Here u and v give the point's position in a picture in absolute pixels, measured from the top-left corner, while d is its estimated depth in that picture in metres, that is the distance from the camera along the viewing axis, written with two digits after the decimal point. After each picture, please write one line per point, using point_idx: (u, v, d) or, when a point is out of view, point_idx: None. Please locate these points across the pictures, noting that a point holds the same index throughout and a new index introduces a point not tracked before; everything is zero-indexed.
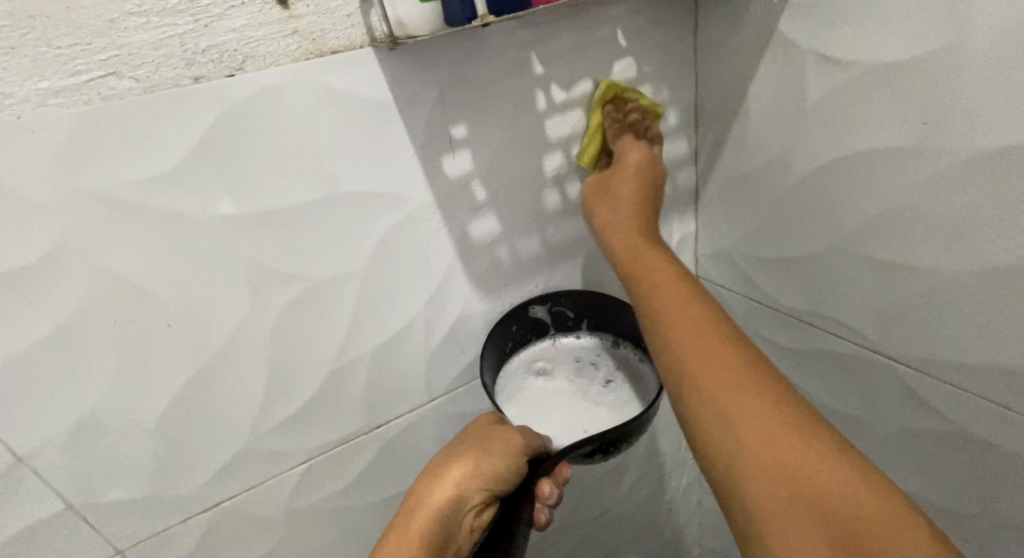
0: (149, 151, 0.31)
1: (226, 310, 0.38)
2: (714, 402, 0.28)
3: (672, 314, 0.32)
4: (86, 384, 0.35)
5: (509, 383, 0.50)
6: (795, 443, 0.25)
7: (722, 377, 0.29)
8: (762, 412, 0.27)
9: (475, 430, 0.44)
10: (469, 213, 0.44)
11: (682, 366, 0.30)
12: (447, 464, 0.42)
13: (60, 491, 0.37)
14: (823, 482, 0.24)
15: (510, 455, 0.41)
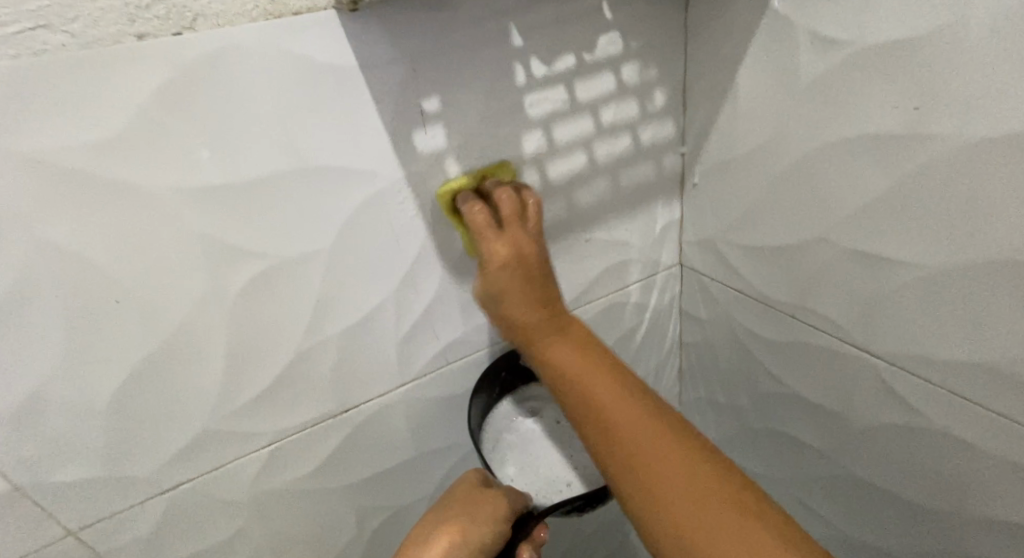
0: (89, 114, 0.29)
1: (182, 288, 0.36)
2: (636, 444, 0.34)
3: (578, 382, 0.37)
4: (28, 363, 0.33)
5: (496, 425, 0.54)
6: (709, 509, 0.30)
7: (641, 435, 0.34)
8: (661, 456, 0.33)
9: (460, 493, 0.44)
10: (444, 193, 0.43)
11: (610, 432, 0.35)
12: (431, 534, 0.41)
13: (6, 472, 0.35)
14: (725, 532, 0.29)
15: (496, 522, 0.42)
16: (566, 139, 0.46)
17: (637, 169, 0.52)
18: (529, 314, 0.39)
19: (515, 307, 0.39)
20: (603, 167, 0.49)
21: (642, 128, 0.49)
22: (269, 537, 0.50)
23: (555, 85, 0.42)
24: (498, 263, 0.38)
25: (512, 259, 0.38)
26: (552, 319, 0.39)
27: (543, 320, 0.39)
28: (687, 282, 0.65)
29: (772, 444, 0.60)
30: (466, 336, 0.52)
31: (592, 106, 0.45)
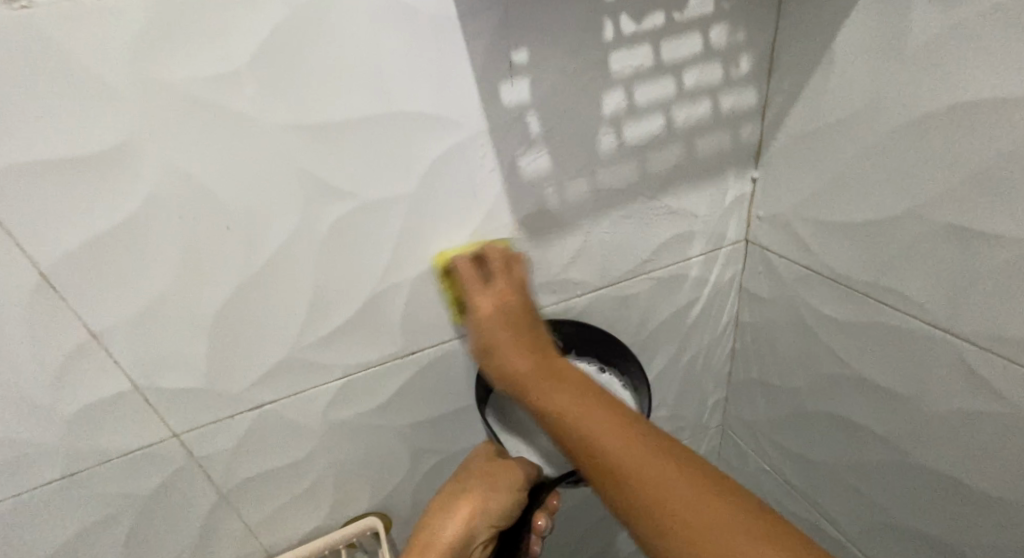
0: (216, 48, 0.32)
1: (281, 220, 0.39)
2: (607, 443, 0.35)
3: (566, 403, 0.37)
4: (152, 276, 0.37)
5: (500, 402, 0.53)
6: (669, 477, 0.32)
7: (606, 430, 0.35)
8: (631, 460, 0.34)
9: (478, 468, 0.49)
10: (523, 148, 0.44)
11: (629, 486, 0.33)
12: (452, 501, 0.47)
13: (128, 372, 0.40)
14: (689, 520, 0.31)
15: (514, 490, 0.47)
16: (646, 101, 0.46)
17: (713, 136, 0.51)
18: (521, 368, 0.40)
19: (512, 361, 0.40)
20: (679, 132, 0.49)
21: (724, 94, 0.49)
22: (335, 463, 0.54)
23: (642, 43, 0.42)
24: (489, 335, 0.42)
25: (491, 311, 0.42)
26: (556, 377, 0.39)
27: (527, 349, 0.41)
28: (753, 259, 0.64)
29: (829, 426, 0.60)
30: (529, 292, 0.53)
31: (676, 67, 0.45)
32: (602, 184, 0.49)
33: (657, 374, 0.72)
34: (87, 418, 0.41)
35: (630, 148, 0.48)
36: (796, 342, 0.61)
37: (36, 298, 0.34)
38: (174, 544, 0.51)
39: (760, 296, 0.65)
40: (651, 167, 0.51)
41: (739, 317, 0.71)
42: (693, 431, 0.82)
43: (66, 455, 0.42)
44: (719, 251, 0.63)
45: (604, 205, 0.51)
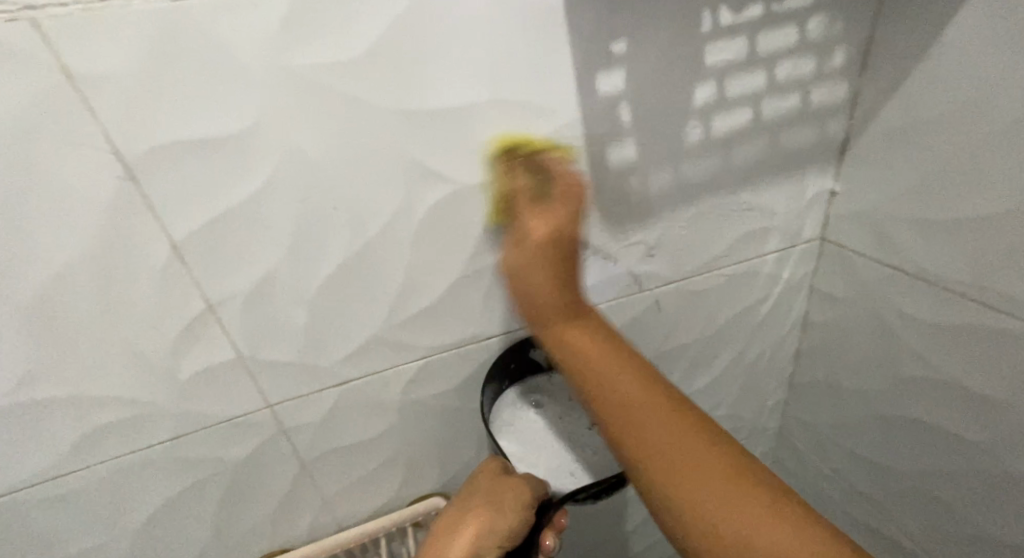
0: (344, 35, 0.33)
1: (384, 202, 0.41)
2: (650, 437, 0.35)
3: (596, 374, 0.39)
4: (267, 251, 0.39)
5: (506, 414, 0.54)
6: (689, 454, 0.34)
7: (652, 422, 0.36)
8: (663, 434, 0.35)
9: (484, 482, 0.45)
10: (613, 138, 0.44)
11: (644, 457, 0.35)
12: (460, 521, 0.44)
13: (235, 343, 0.43)
14: (705, 497, 0.32)
15: (522, 509, 0.42)
16: (736, 93, 0.46)
17: (799, 130, 0.51)
18: (545, 301, 0.41)
19: (537, 280, 0.41)
20: (766, 125, 0.49)
21: (814, 88, 0.48)
22: (409, 441, 0.56)
23: (738, 34, 0.42)
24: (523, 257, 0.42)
25: (547, 238, 0.41)
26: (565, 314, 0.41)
27: (554, 303, 0.41)
28: (827, 257, 0.63)
29: (909, 431, 0.59)
30: (603, 282, 0.54)
31: (770, 60, 0.44)
32: (684, 176, 0.50)
33: (720, 372, 0.72)
34: (197, 384, 0.43)
35: (716, 141, 0.48)
36: (873, 343, 0.60)
37: (167, 268, 0.37)
38: (259, 510, 0.54)
39: (834, 295, 0.64)
40: (734, 160, 0.51)
41: (807, 317, 0.70)
42: (751, 432, 0.81)
43: (176, 418, 0.44)
44: (793, 248, 0.62)
45: (683, 197, 0.51)
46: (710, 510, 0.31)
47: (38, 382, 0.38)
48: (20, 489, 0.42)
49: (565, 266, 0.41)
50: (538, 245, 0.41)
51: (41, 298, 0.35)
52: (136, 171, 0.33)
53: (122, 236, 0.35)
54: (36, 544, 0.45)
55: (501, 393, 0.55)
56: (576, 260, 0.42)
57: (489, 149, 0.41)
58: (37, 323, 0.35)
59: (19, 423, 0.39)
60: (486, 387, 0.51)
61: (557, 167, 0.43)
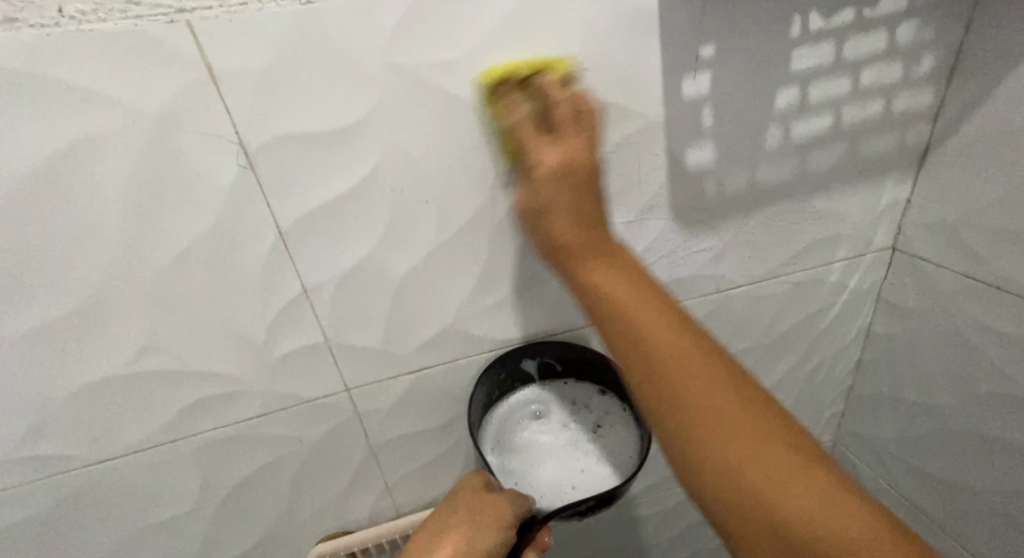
0: (451, 36, 0.35)
1: (471, 197, 0.42)
2: (693, 423, 0.30)
3: (630, 325, 0.33)
4: (361, 240, 0.41)
5: (497, 426, 0.51)
6: (753, 440, 0.28)
7: (695, 389, 0.30)
8: (714, 404, 0.29)
9: (464, 500, 0.45)
10: (693, 140, 0.45)
11: (687, 433, 0.30)
12: (438, 538, 0.43)
13: (321, 328, 0.45)
14: (784, 487, 0.27)
15: (501, 528, 0.41)
16: (819, 98, 0.46)
17: (879, 137, 0.50)
18: (571, 236, 0.35)
19: (585, 205, 0.35)
20: (846, 131, 0.49)
21: (897, 94, 0.48)
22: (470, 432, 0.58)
23: (827, 39, 0.43)
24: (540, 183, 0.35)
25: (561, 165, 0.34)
26: (601, 248, 0.35)
27: (597, 237, 0.35)
28: (897, 266, 0.62)
29: (985, 449, 0.58)
30: (669, 284, 0.55)
31: (856, 65, 0.45)
32: (760, 179, 0.50)
33: (778, 380, 0.71)
34: (284, 365, 0.45)
35: (794, 146, 0.48)
36: (949, 354, 0.59)
37: (272, 253, 0.39)
38: (326, 493, 0.56)
39: (903, 306, 0.62)
40: (810, 165, 0.51)
41: (871, 328, 0.68)
42: None
43: (262, 398, 0.46)
44: (863, 257, 0.61)
45: (757, 201, 0.51)
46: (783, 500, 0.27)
47: (149, 354, 0.40)
48: (121, 456, 0.45)
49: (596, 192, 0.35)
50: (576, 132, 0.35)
51: (162, 275, 0.37)
52: (255, 160, 0.35)
53: (237, 221, 0.37)
54: (128, 510, 0.48)
55: (491, 406, 0.53)
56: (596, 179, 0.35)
57: (480, 87, 0.37)
58: (155, 298, 0.38)
59: (128, 392, 0.41)
60: (473, 395, 0.49)
61: (555, 92, 0.36)
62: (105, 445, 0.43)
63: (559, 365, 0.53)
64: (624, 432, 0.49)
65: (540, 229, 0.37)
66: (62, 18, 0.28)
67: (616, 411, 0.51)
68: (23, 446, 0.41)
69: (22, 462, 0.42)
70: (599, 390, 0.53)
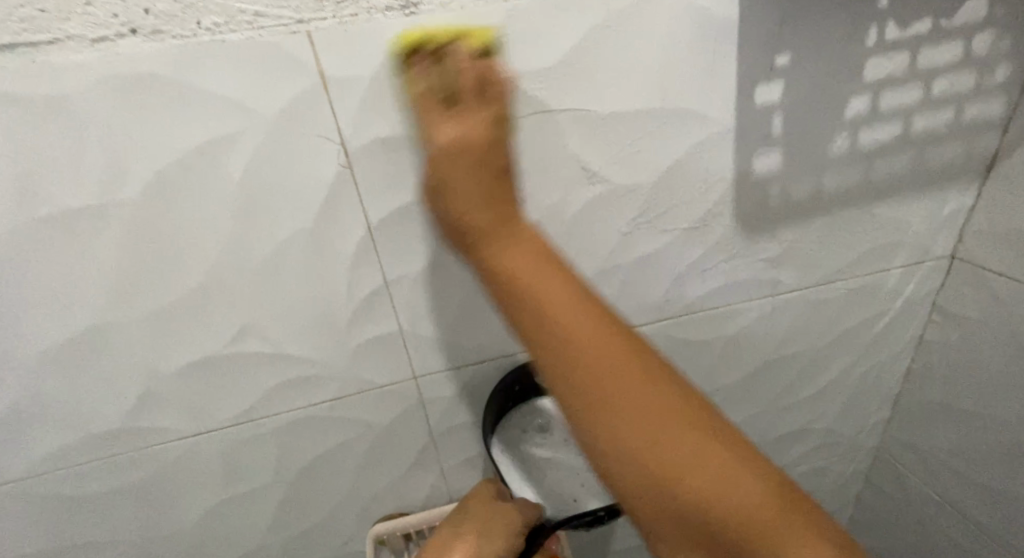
0: (542, 48, 0.38)
1: (546, 197, 0.44)
2: (615, 427, 0.28)
3: (546, 317, 0.28)
4: None
5: (507, 436, 0.54)
6: (663, 434, 0.27)
7: (618, 387, 0.28)
8: (616, 377, 0.28)
9: (478, 507, 0.50)
10: (761, 145, 0.46)
11: (602, 418, 0.28)
12: (450, 543, 0.48)
13: (399, 318, 0.47)
14: (705, 486, 0.27)
15: (510, 534, 0.47)
16: (890, 106, 0.47)
17: (947, 145, 0.51)
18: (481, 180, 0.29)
19: (455, 193, 0.30)
20: (915, 139, 0.49)
21: (970, 103, 0.48)
22: None
23: (902, 49, 0.43)
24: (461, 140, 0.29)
25: (484, 147, 0.29)
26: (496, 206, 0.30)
27: (495, 214, 0.30)
28: (956, 275, 0.61)
29: None
30: (727, 286, 0.56)
31: (929, 74, 0.45)
32: (824, 185, 0.51)
33: (827, 385, 0.71)
34: (362, 352, 0.48)
35: (861, 153, 0.49)
36: (1009, 364, 0.58)
37: (361, 246, 0.42)
38: (388, 477, 0.58)
39: (962, 315, 0.62)
40: (876, 172, 0.51)
41: (925, 335, 0.68)
42: (846, 449, 0.80)
43: (341, 381, 0.49)
44: (922, 264, 0.61)
45: (819, 206, 0.52)
46: (702, 494, 0.27)
47: (246, 337, 0.44)
48: (213, 431, 0.48)
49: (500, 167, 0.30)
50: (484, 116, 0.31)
51: (265, 265, 0.40)
52: (353, 160, 0.38)
53: (334, 215, 0.40)
54: (215, 481, 0.52)
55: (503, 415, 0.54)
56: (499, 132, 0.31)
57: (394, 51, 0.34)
58: (256, 285, 0.41)
59: (224, 371, 0.45)
60: (486, 412, 0.51)
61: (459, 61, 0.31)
62: (202, 419, 0.47)
63: None
64: None
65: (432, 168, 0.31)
66: (200, 29, 0.32)
67: None
68: (132, 418, 0.45)
69: (129, 432, 0.46)
70: None
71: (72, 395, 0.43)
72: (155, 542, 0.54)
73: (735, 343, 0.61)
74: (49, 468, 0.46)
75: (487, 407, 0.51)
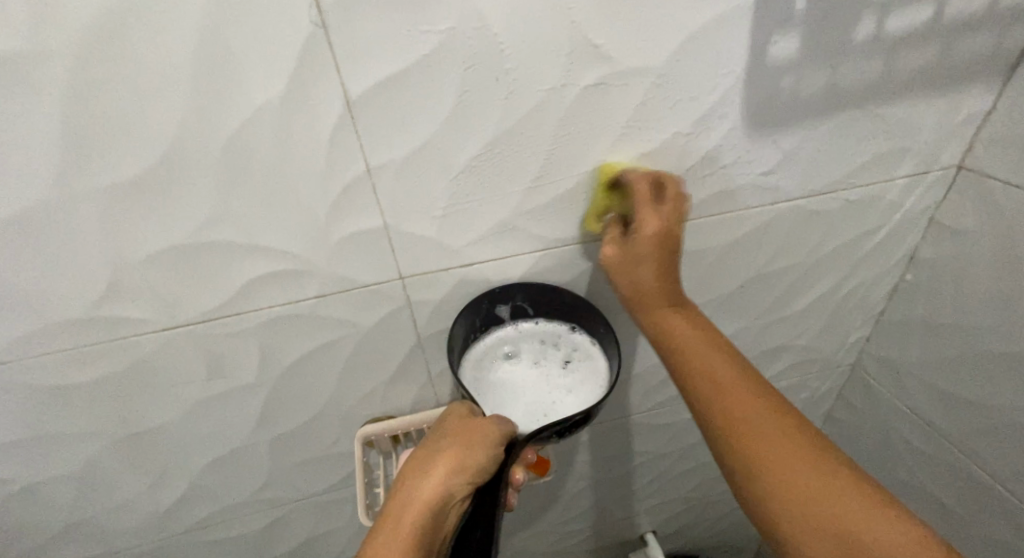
0: None
1: (544, 76, 0.40)
2: (757, 434, 0.38)
3: (701, 379, 0.41)
4: (426, 119, 0.40)
5: (474, 363, 0.53)
6: (813, 472, 0.36)
7: (779, 451, 0.37)
8: (761, 416, 0.39)
9: (452, 425, 0.47)
10: (781, 29, 0.43)
11: (746, 439, 0.38)
12: (431, 463, 0.45)
13: (381, 213, 0.44)
14: (861, 528, 0.34)
15: (489, 445, 0.44)
16: None
17: (974, 37, 0.48)
18: (653, 287, 0.45)
19: (644, 285, 0.45)
20: (941, 28, 0.46)
21: None
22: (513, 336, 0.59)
23: None
24: (636, 252, 0.45)
25: (656, 236, 0.44)
26: (671, 303, 0.45)
27: (660, 300, 0.45)
28: (959, 187, 0.60)
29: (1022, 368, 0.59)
30: (726, 192, 0.53)
31: None
32: (841, 79, 0.47)
33: (814, 300, 0.70)
34: (343, 248, 0.45)
35: (884, 42, 0.46)
36: (1000, 276, 0.58)
37: (338, 126, 0.38)
38: (371, 382, 0.57)
39: (958, 229, 0.61)
40: (895, 66, 0.48)
41: (916, 252, 0.67)
42: (824, 367, 0.81)
43: (322, 279, 0.47)
44: (927, 175, 0.59)
45: (833, 104, 0.49)
46: (854, 529, 0.34)
47: (216, 224, 0.41)
48: (186, 326, 0.46)
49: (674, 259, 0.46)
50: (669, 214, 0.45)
51: (231, 138, 0.37)
52: (328, 18, 0.34)
53: (305, 85, 0.36)
54: (192, 378, 0.50)
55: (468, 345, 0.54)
56: (675, 253, 0.45)
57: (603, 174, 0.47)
58: (225, 163, 0.38)
59: (194, 262, 0.42)
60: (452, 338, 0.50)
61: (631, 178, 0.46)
62: (176, 311, 0.45)
63: (529, 308, 0.54)
64: (593, 365, 0.52)
65: (617, 276, 0.47)
66: None
67: (584, 349, 0.53)
68: (102, 305, 0.43)
69: (97, 323, 0.44)
70: (569, 327, 0.54)
71: (33, 276, 0.40)
72: (137, 438, 0.53)
73: (727, 255, 0.60)
74: (15, 358, 0.44)
75: (452, 333, 0.50)
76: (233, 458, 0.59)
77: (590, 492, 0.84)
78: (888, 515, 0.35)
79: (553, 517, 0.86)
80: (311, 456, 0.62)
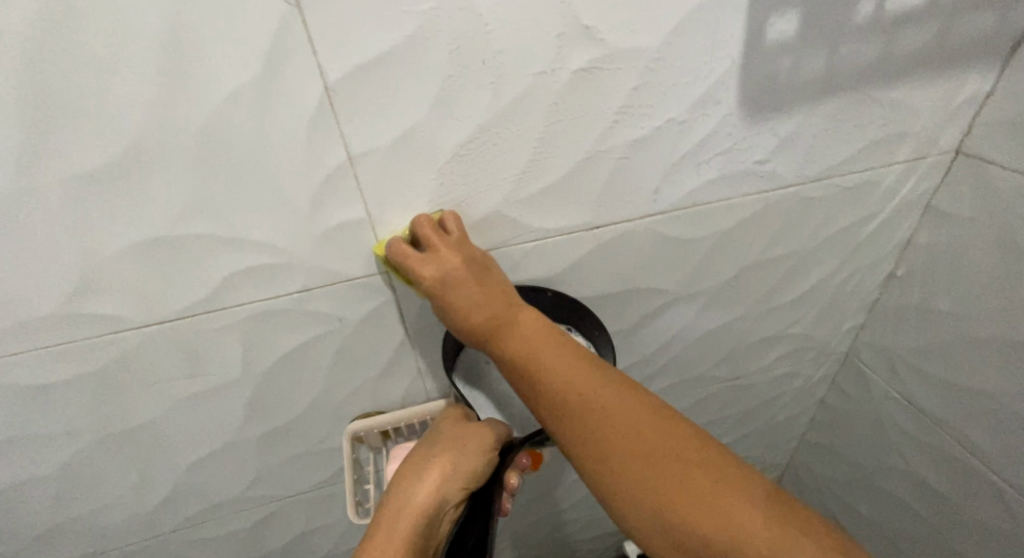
0: None
1: (533, 59, 0.38)
2: (606, 432, 0.38)
3: (545, 390, 0.40)
4: (411, 105, 0.38)
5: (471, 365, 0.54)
6: (672, 461, 0.36)
7: (640, 448, 0.37)
8: (609, 412, 0.38)
9: (446, 432, 0.47)
10: (778, 7, 0.41)
11: (601, 444, 0.38)
12: (424, 469, 0.43)
13: (366, 204, 0.42)
14: (723, 514, 0.34)
15: (485, 452, 0.44)
16: None
17: (976, 16, 0.46)
18: (483, 308, 0.43)
19: (472, 312, 0.43)
20: (942, 6, 0.45)
21: None
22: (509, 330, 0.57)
23: None
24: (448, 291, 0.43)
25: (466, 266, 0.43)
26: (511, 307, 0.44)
27: (494, 316, 0.43)
28: (956, 172, 0.59)
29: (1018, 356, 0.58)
30: (721, 179, 0.52)
31: None
32: (839, 60, 0.46)
33: (809, 289, 0.69)
34: (326, 240, 0.44)
35: (883, 21, 0.44)
36: (996, 262, 0.57)
37: (317, 112, 0.37)
38: (358, 378, 0.56)
39: (955, 215, 0.60)
40: (895, 46, 0.46)
41: (912, 239, 0.67)
42: (818, 355, 0.80)
43: (305, 272, 0.45)
44: (924, 160, 0.58)
45: (830, 87, 0.47)
46: (719, 518, 0.33)
47: (191, 216, 0.39)
48: (163, 323, 0.45)
49: (496, 282, 0.45)
50: (458, 243, 0.43)
51: (203, 126, 0.35)
52: None
53: (282, 68, 0.34)
54: (172, 376, 0.49)
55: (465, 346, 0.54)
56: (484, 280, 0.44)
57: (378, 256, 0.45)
58: (198, 153, 0.36)
59: (168, 256, 0.41)
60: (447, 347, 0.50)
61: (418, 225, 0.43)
62: (152, 307, 0.43)
63: None
64: None
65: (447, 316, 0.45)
66: None
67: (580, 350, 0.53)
68: (74, 301, 0.41)
69: (68, 320, 0.42)
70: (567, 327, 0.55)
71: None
72: (117, 437, 0.52)
73: (721, 244, 0.59)
74: None
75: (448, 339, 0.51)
76: (218, 456, 0.58)
77: (584, 483, 0.83)
78: (749, 488, 0.35)
79: (547, 508, 0.86)
80: (298, 453, 0.61)
